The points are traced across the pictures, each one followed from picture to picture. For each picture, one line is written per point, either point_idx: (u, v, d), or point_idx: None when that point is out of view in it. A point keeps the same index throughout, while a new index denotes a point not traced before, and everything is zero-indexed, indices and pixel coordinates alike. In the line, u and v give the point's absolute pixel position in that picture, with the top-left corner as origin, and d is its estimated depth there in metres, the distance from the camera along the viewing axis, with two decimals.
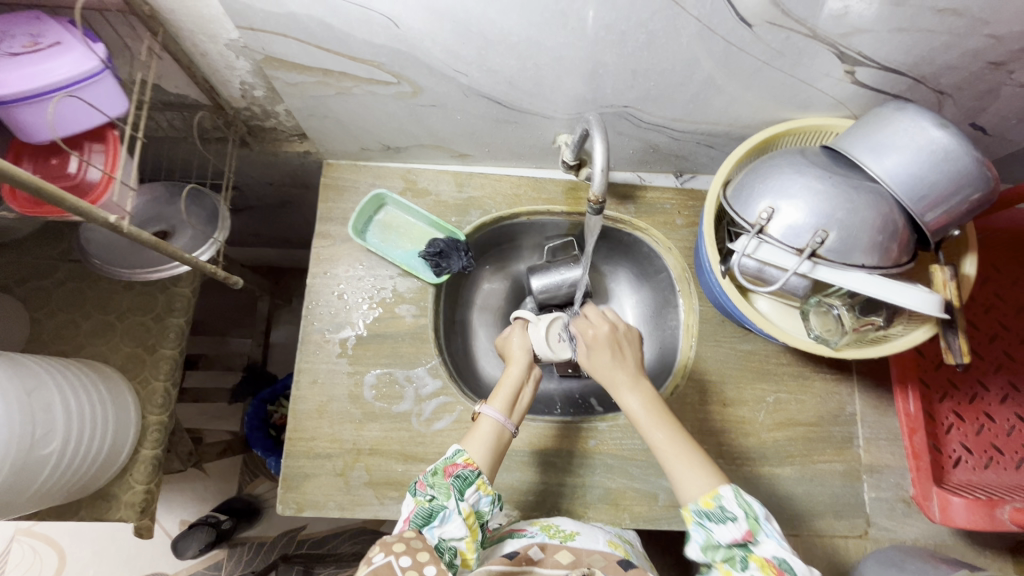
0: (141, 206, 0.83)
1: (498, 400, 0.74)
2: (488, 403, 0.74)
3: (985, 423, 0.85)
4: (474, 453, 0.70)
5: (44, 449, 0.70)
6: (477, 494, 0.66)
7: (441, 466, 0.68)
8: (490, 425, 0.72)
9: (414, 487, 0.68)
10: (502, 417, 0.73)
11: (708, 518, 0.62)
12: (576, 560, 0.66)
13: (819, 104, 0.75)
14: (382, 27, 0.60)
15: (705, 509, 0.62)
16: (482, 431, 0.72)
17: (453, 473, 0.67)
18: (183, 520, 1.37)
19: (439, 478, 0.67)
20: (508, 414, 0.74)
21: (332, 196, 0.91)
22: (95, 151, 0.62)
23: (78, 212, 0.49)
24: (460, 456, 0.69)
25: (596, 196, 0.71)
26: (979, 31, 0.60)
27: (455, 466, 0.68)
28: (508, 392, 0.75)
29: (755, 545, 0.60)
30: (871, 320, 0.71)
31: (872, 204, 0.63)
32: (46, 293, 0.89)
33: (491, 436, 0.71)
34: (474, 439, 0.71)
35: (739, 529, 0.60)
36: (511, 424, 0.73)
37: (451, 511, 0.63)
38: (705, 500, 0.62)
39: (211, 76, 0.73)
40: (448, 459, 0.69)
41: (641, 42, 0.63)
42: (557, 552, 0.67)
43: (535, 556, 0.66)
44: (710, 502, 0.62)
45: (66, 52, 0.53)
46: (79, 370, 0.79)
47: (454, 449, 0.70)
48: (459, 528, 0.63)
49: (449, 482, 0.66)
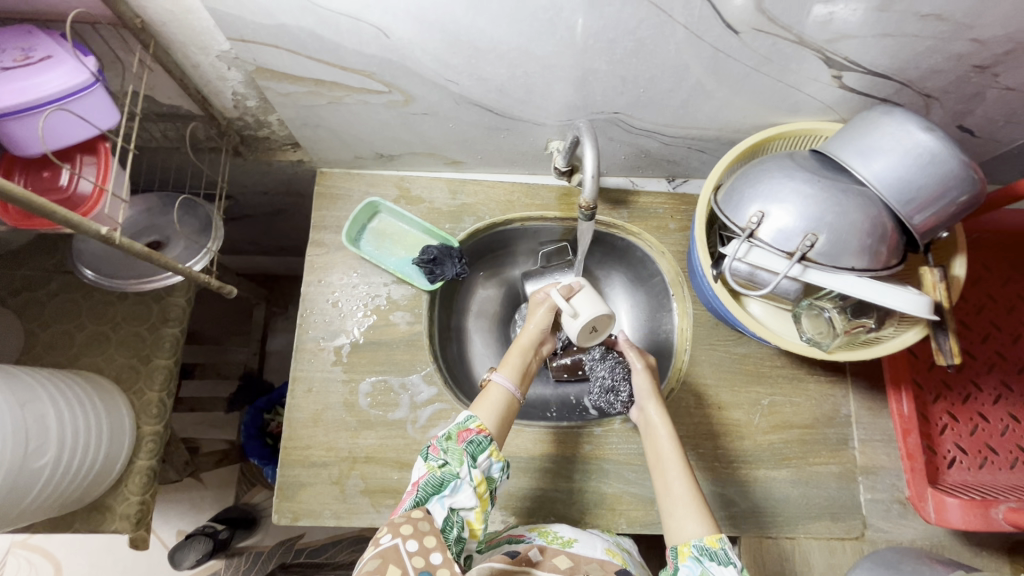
0: (134, 216, 0.83)
1: (509, 368, 0.76)
2: (499, 370, 0.76)
3: (978, 423, 0.85)
4: (485, 418, 0.70)
5: (36, 462, 0.70)
6: (489, 460, 0.67)
7: (454, 431, 0.68)
8: (501, 392, 0.73)
9: (426, 446, 0.68)
10: (511, 386, 0.74)
11: (708, 557, 0.63)
12: (575, 566, 0.66)
13: (808, 108, 0.76)
14: (372, 37, 0.60)
15: (708, 546, 0.64)
16: (490, 397, 0.73)
17: (466, 439, 0.67)
18: (179, 530, 1.36)
19: (452, 443, 0.67)
20: (519, 383, 0.76)
21: (326, 204, 0.91)
22: (87, 163, 0.62)
23: (69, 224, 0.50)
24: (472, 422, 0.69)
25: (588, 202, 0.71)
26: (963, 35, 0.61)
27: (468, 431, 0.68)
28: (518, 358, 0.77)
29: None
30: (863, 323, 0.70)
31: (860, 207, 0.64)
32: (40, 304, 0.88)
33: (501, 402, 0.73)
34: (484, 404, 0.72)
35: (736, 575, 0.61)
36: (519, 392, 0.75)
37: (463, 481, 0.64)
38: (709, 539, 0.64)
39: (204, 87, 0.73)
40: (461, 424, 0.69)
41: (630, 50, 0.63)
42: (555, 556, 0.67)
43: (535, 556, 0.67)
44: (714, 542, 0.64)
45: (58, 66, 0.53)
46: (73, 381, 0.79)
47: (466, 414, 0.70)
48: (469, 498, 0.64)
49: (462, 448, 0.66)
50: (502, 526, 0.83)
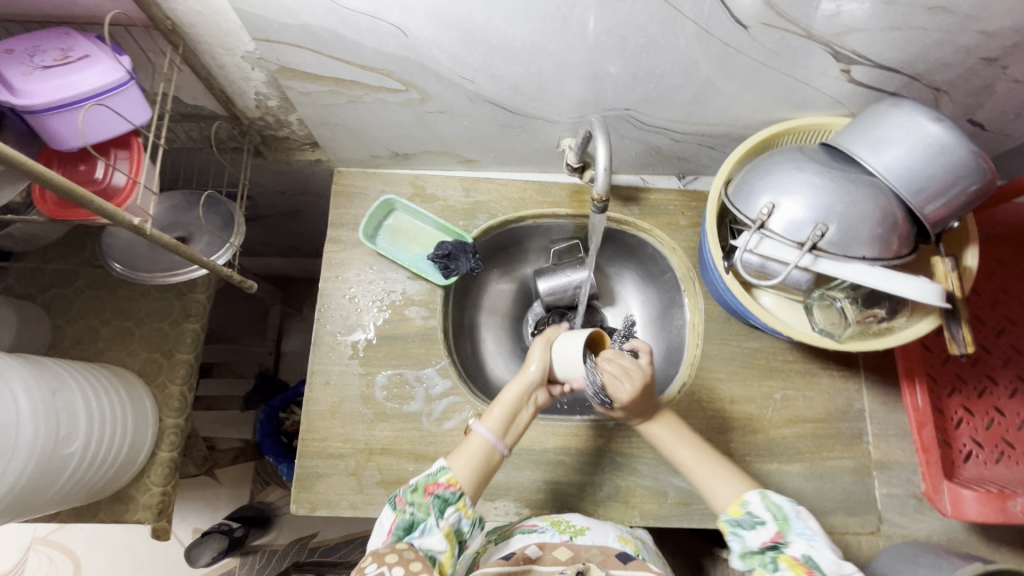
0: (160, 213, 0.86)
1: (492, 419, 0.73)
2: (482, 420, 0.74)
3: (995, 417, 0.85)
4: (459, 471, 0.69)
5: (66, 449, 0.72)
6: (457, 514, 0.66)
7: (421, 483, 0.67)
8: (480, 443, 0.71)
9: (394, 496, 0.68)
10: (493, 437, 0.72)
11: (740, 526, 0.65)
12: (575, 556, 0.66)
13: (818, 103, 0.77)
14: (391, 36, 0.63)
15: (735, 516, 0.65)
16: (469, 448, 0.71)
17: (434, 492, 0.66)
18: (196, 528, 1.38)
19: (418, 496, 0.67)
20: (501, 435, 0.73)
21: (342, 202, 0.94)
22: (120, 157, 0.65)
23: (105, 214, 0.52)
24: (443, 475, 0.68)
25: (600, 195, 0.73)
26: (970, 27, 0.61)
27: (436, 484, 0.67)
28: (503, 411, 0.74)
29: (785, 545, 0.63)
30: (874, 313, 0.72)
31: (870, 197, 0.64)
32: (68, 300, 0.91)
33: (478, 455, 0.71)
34: (461, 455, 0.71)
35: (768, 530, 0.63)
36: (502, 446, 0.73)
37: (433, 523, 0.64)
38: (732, 509, 0.66)
39: (228, 87, 0.76)
40: (431, 476, 0.68)
41: (640, 45, 0.65)
42: (556, 549, 0.68)
43: (534, 554, 0.67)
44: (737, 510, 0.65)
45: (94, 65, 0.56)
46: (100, 373, 0.82)
47: (439, 465, 0.69)
48: (439, 542, 0.63)
49: (428, 500, 0.66)
50: (517, 518, 0.83)
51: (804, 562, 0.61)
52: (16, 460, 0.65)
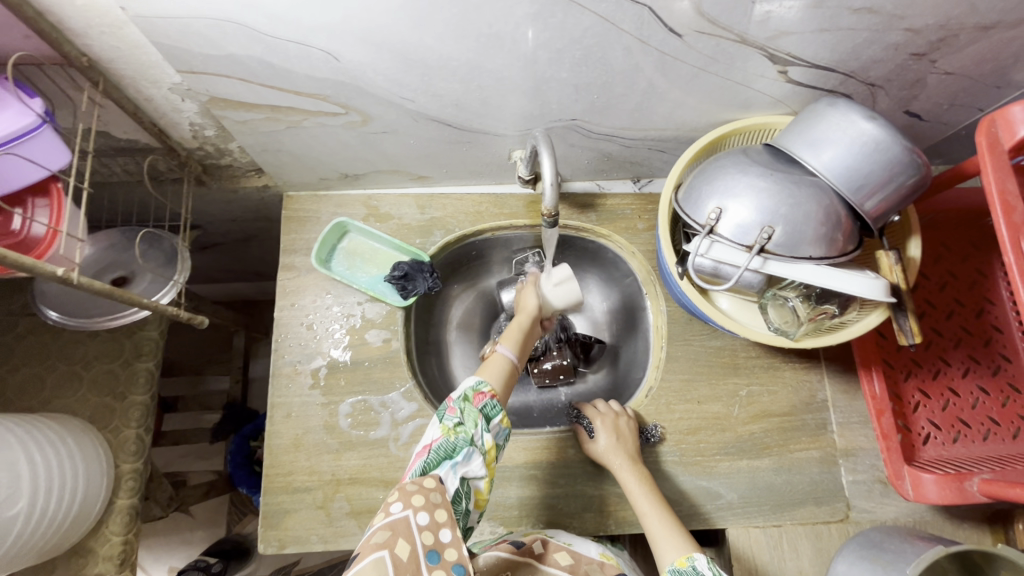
0: (95, 254, 0.82)
1: (510, 340, 0.81)
2: (504, 341, 0.81)
3: (950, 398, 0.87)
4: (492, 381, 0.74)
5: (8, 510, 0.69)
6: (499, 426, 0.71)
7: (469, 393, 0.70)
8: (504, 360, 0.78)
9: (440, 408, 0.70)
10: (514, 355, 0.79)
11: None
12: (575, 564, 0.70)
13: (760, 104, 0.77)
14: (323, 61, 0.61)
15: (679, 567, 0.66)
16: (496, 363, 0.77)
17: (481, 403, 0.70)
18: (171, 566, 1.34)
19: (467, 407, 0.69)
20: (519, 354, 0.81)
21: (294, 227, 0.91)
22: (39, 206, 0.61)
23: (23, 268, 0.49)
24: (483, 386, 0.72)
25: (549, 210, 0.72)
26: (897, 26, 0.63)
27: (481, 394, 0.71)
28: (517, 332, 0.82)
29: None
30: (825, 310, 0.72)
31: (813, 197, 0.65)
32: (9, 348, 0.87)
33: (504, 368, 0.77)
34: (489, 369, 0.76)
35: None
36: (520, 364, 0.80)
37: (475, 449, 0.67)
38: (679, 561, 0.67)
39: (159, 120, 0.73)
40: (474, 387, 0.72)
41: (578, 58, 0.65)
42: (556, 552, 0.71)
43: (537, 549, 0.70)
44: (683, 562, 0.67)
45: (2, 110, 0.53)
46: (44, 425, 0.78)
47: (476, 379, 0.73)
48: (480, 468, 0.67)
49: (477, 413, 0.69)
50: (492, 537, 0.82)
51: None
52: None
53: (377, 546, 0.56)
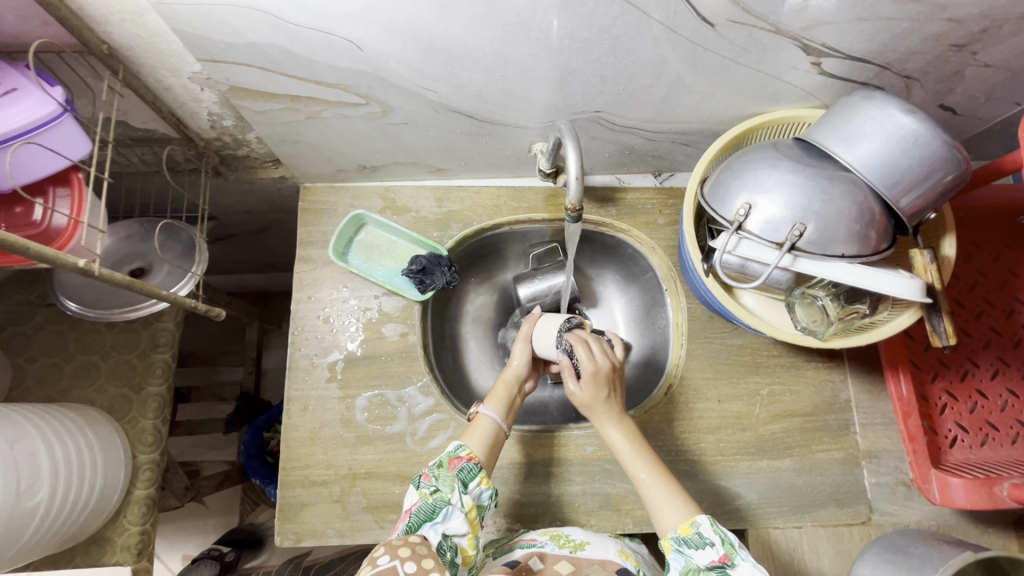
0: (114, 245, 0.82)
1: (495, 401, 0.78)
2: (486, 403, 0.78)
3: (978, 401, 0.85)
4: (475, 447, 0.72)
5: (31, 499, 0.69)
6: (478, 487, 0.69)
7: (445, 459, 0.70)
8: (488, 423, 0.75)
9: (416, 476, 0.70)
10: (499, 417, 0.76)
11: (686, 544, 0.65)
12: (576, 571, 0.67)
13: (789, 96, 0.75)
14: (345, 50, 0.59)
15: (683, 535, 0.66)
16: (480, 427, 0.75)
17: (458, 466, 0.69)
18: (185, 555, 1.35)
19: (443, 470, 0.69)
20: (505, 416, 0.78)
21: (311, 219, 0.90)
22: (59, 196, 0.61)
23: (43, 259, 0.49)
24: (463, 451, 0.71)
25: (573, 204, 0.71)
26: (939, 16, 0.60)
27: (458, 458, 0.70)
28: (504, 393, 0.79)
29: (731, 568, 0.63)
30: (856, 309, 0.71)
31: (847, 194, 0.63)
32: (27, 338, 0.87)
33: (488, 432, 0.74)
34: (473, 434, 0.74)
35: (716, 553, 0.63)
36: (506, 425, 0.77)
37: (454, 508, 0.66)
38: (682, 527, 0.66)
39: (178, 109, 0.72)
40: (451, 453, 0.71)
41: (606, 48, 0.63)
42: (557, 562, 0.69)
43: (535, 565, 0.68)
44: (687, 529, 0.66)
45: (24, 98, 0.53)
46: (63, 415, 0.78)
47: (456, 444, 0.72)
48: (462, 525, 0.66)
49: (453, 475, 0.68)
50: (509, 534, 0.82)
51: None
52: None
53: None
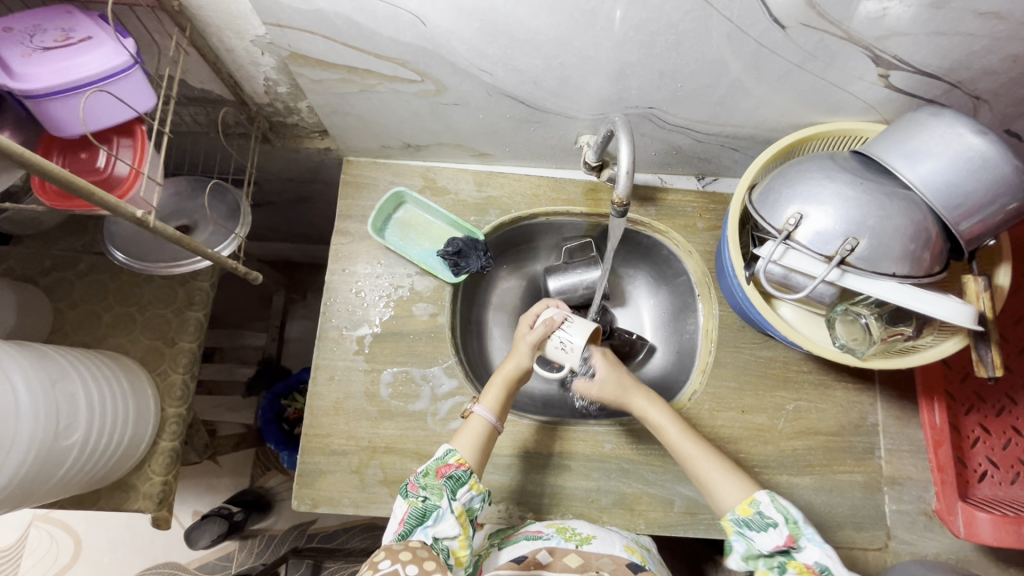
0: (164, 201, 0.84)
1: (490, 398, 0.76)
2: (481, 401, 0.76)
3: (1012, 437, 0.83)
4: (464, 451, 0.72)
5: (67, 439, 0.71)
6: (469, 493, 0.69)
7: (432, 467, 0.70)
8: (480, 423, 0.74)
9: (405, 485, 0.70)
10: (492, 417, 0.75)
11: (748, 526, 0.66)
12: (585, 565, 0.67)
13: (850, 108, 0.73)
14: (409, 25, 0.60)
15: (743, 516, 0.67)
16: (472, 428, 0.74)
17: (446, 474, 0.69)
18: (196, 510, 1.38)
19: (430, 480, 0.69)
20: (498, 414, 0.76)
21: (351, 192, 0.91)
22: (123, 145, 0.63)
23: (106, 206, 0.50)
24: (451, 457, 0.71)
25: (621, 199, 0.70)
26: (1021, 34, 0.58)
27: (447, 466, 0.70)
28: (499, 390, 0.77)
29: (796, 551, 0.64)
30: (900, 331, 0.69)
31: (904, 212, 0.61)
32: (70, 284, 0.89)
33: (479, 433, 0.74)
34: (463, 436, 0.74)
35: (779, 534, 0.64)
36: (500, 424, 0.76)
37: (445, 511, 0.66)
38: (743, 508, 0.67)
39: (236, 72, 0.73)
40: (440, 459, 0.71)
41: (670, 43, 0.62)
42: (565, 556, 0.68)
43: (543, 559, 0.68)
44: (749, 510, 0.67)
45: (97, 47, 0.54)
46: (101, 362, 0.80)
47: (446, 449, 0.72)
48: (452, 527, 0.65)
49: (441, 483, 0.68)
50: (520, 522, 0.82)
51: (816, 570, 0.62)
52: (16, 451, 0.64)
53: None
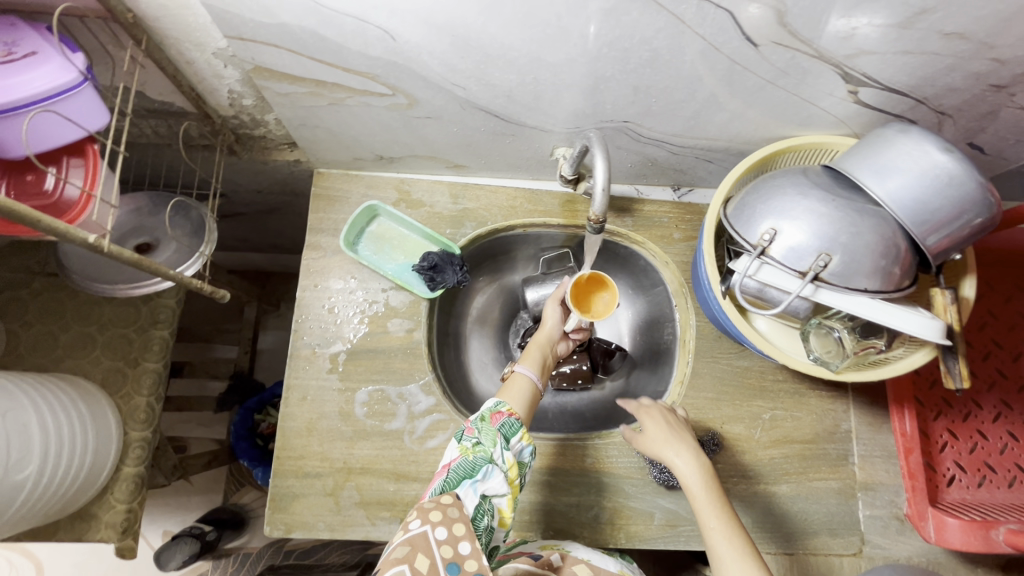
0: (122, 218, 0.81)
1: (530, 361, 0.79)
2: (522, 361, 0.78)
3: (978, 441, 0.85)
4: (514, 404, 0.72)
5: (19, 473, 0.67)
6: (520, 444, 0.68)
7: (487, 412, 0.69)
8: (525, 381, 0.76)
9: (461, 427, 0.69)
10: (534, 375, 0.77)
11: None
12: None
13: (821, 122, 0.74)
14: (378, 39, 0.58)
15: None
16: (517, 385, 0.75)
17: (500, 421, 0.67)
18: (166, 531, 1.33)
19: (486, 424, 0.67)
20: (540, 375, 0.78)
21: (323, 206, 0.89)
22: (74, 166, 0.60)
23: (53, 232, 0.47)
24: (503, 406, 0.70)
25: (597, 215, 0.70)
26: (984, 54, 0.59)
27: (501, 413, 0.69)
28: (538, 354, 0.80)
29: None
30: (872, 343, 0.71)
31: (874, 228, 0.62)
32: (23, 304, 0.85)
33: (527, 391, 0.75)
34: (511, 392, 0.74)
35: None
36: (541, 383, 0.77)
37: (495, 467, 0.65)
38: None
39: (198, 84, 0.70)
40: (492, 407, 0.70)
41: (644, 60, 0.61)
42: (574, 564, 0.70)
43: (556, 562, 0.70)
44: None
45: (43, 63, 0.51)
46: (58, 388, 0.77)
47: (495, 400, 0.71)
48: (501, 485, 0.65)
49: (495, 429, 0.67)
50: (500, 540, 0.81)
51: None
52: None
53: (397, 560, 0.56)
